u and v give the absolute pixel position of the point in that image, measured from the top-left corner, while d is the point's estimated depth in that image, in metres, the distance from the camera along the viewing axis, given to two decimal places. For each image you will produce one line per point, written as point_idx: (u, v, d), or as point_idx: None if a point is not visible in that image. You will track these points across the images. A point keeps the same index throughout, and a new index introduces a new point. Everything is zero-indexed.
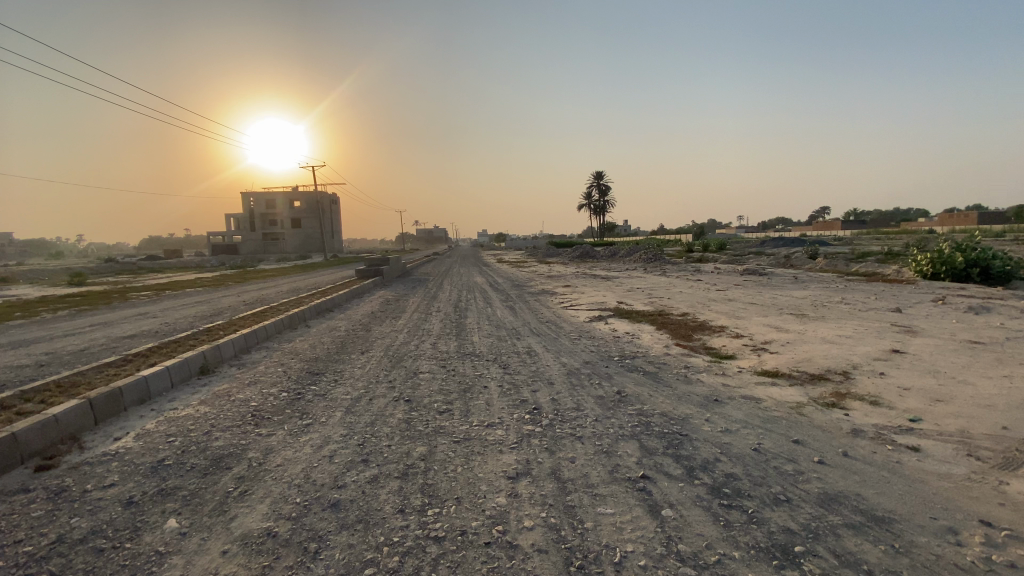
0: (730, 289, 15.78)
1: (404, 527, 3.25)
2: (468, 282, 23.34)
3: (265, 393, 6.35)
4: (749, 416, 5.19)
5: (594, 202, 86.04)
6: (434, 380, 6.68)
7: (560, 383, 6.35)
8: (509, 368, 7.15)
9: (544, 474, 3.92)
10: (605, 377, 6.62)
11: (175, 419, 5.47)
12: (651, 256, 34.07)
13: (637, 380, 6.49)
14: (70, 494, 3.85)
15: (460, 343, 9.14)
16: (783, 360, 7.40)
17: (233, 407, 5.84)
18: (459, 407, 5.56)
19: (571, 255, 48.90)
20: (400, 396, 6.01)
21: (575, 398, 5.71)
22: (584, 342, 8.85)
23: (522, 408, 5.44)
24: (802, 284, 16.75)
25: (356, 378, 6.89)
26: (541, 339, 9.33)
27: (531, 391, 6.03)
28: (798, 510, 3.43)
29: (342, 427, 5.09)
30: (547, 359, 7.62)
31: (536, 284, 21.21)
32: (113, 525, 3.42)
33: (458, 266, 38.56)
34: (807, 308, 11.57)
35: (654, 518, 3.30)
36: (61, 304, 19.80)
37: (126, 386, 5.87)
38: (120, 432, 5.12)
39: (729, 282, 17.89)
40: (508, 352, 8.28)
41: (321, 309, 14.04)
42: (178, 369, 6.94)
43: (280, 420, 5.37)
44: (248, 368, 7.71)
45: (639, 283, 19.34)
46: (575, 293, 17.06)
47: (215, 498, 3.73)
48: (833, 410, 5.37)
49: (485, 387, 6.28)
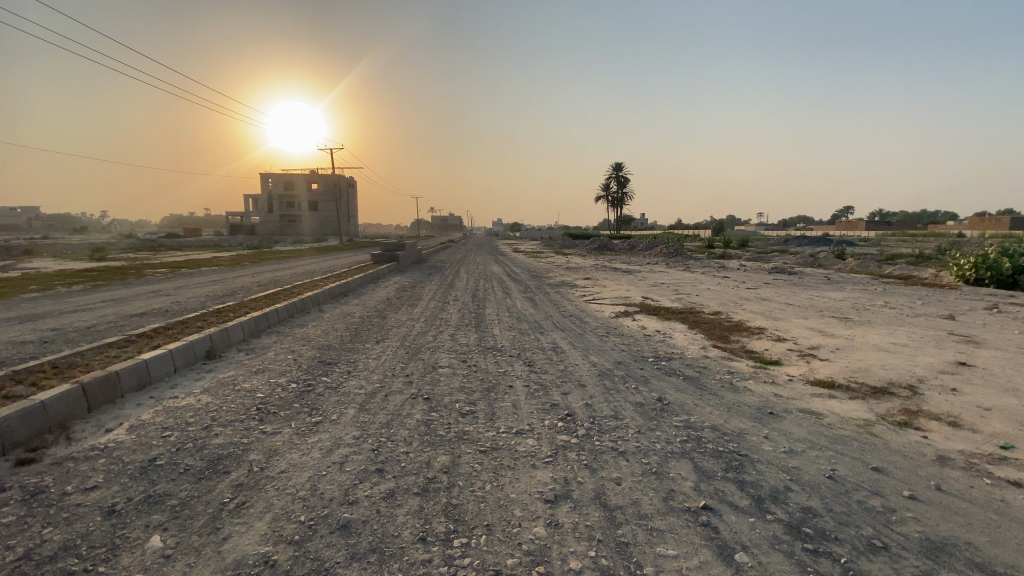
0: (761, 289, 14.91)
1: (427, 561, 2.73)
2: (487, 271, 22.78)
3: (273, 384, 5.87)
4: (813, 436, 4.59)
5: (613, 195, 84.46)
6: (455, 375, 6.16)
7: (593, 385, 5.77)
8: (535, 366, 6.57)
9: (586, 499, 3.36)
10: (641, 380, 6.03)
11: (175, 410, 5.01)
12: (673, 249, 33.18)
13: (677, 385, 5.89)
14: (47, 494, 3.37)
15: (481, 335, 8.59)
16: (837, 368, 6.73)
17: (238, 398, 5.37)
18: (483, 409, 5.00)
19: (589, 247, 48.09)
20: (418, 393, 5.48)
21: (612, 404, 5.13)
22: (613, 340, 8.27)
23: (554, 414, 4.88)
24: (838, 285, 15.91)
25: (371, 370, 6.38)
26: (567, 334, 8.76)
27: (561, 394, 5.46)
28: (902, 562, 2.83)
29: (355, 427, 4.58)
30: (576, 357, 7.05)
31: (557, 276, 20.56)
32: (88, 540, 2.92)
33: (472, 255, 37.86)
34: (849, 311, 10.85)
35: (728, 565, 2.73)
36: (72, 279, 19.55)
37: (124, 370, 5.44)
38: (113, 422, 4.65)
39: (758, 281, 17.04)
40: (532, 348, 7.68)
41: (334, 293, 13.59)
42: (182, 353, 6.49)
43: (287, 416, 4.89)
44: (257, 354, 7.25)
45: (664, 278, 18.61)
46: (596, 286, 16.36)
47: (207, 511, 3.23)
48: (908, 433, 4.76)
49: (511, 386, 5.72)
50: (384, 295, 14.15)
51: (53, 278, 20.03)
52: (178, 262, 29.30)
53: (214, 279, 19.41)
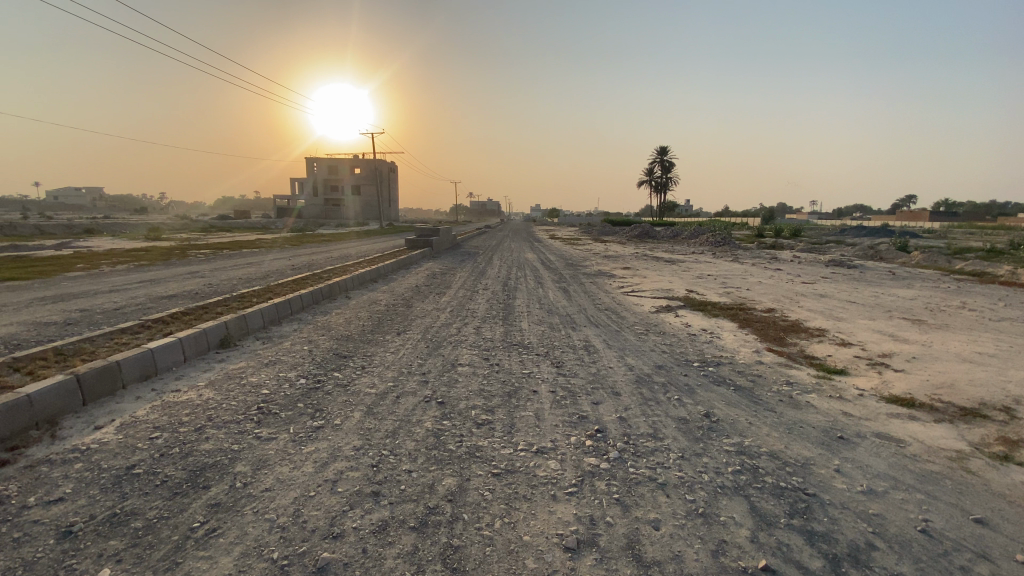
0: (818, 284, 13.65)
1: None
2: (522, 259, 22.08)
3: (280, 378, 5.45)
4: (896, 472, 3.79)
5: (655, 181, 81.85)
6: (475, 376, 5.60)
7: (628, 393, 5.10)
8: (564, 369, 5.92)
9: (616, 548, 2.75)
10: (685, 389, 5.32)
11: (172, 405, 4.68)
12: (719, 238, 31.50)
13: (726, 397, 5.15)
14: (7, 509, 3.05)
15: (508, 329, 8.01)
16: (914, 381, 5.80)
17: (241, 393, 4.99)
18: (502, 418, 4.41)
19: (629, 235, 46.55)
20: (432, 396, 4.94)
21: (650, 420, 4.45)
22: (652, 339, 7.53)
23: (582, 429, 4.25)
24: (905, 282, 14.43)
25: (385, 367, 5.90)
26: (601, 330, 8.07)
27: (592, 403, 4.81)
28: None
29: (357, 434, 4.07)
30: (610, 359, 6.36)
31: (594, 264, 19.68)
32: (30, 571, 2.53)
33: (509, 240, 37.24)
34: (921, 312, 9.66)
35: None
36: (118, 259, 20.17)
37: (126, 360, 5.17)
38: (103, 420, 4.38)
39: (813, 275, 15.65)
40: (562, 346, 7.03)
41: (363, 279, 13.26)
42: (194, 342, 6.21)
43: (287, 417, 4.44)
44: (272, 344, 6.90)
45: (710, 269, 17.48)
46: (635, 277, 15.45)
47: (172, 538, 2.80)
48: (1013, 470, 3.89)
49: (536, 392, 5.12)
50: (414, 282, 13.74)
51: (101, 258, 20.69)
52: (223, 244, 30.06)
53: (250, 261, 19.58)
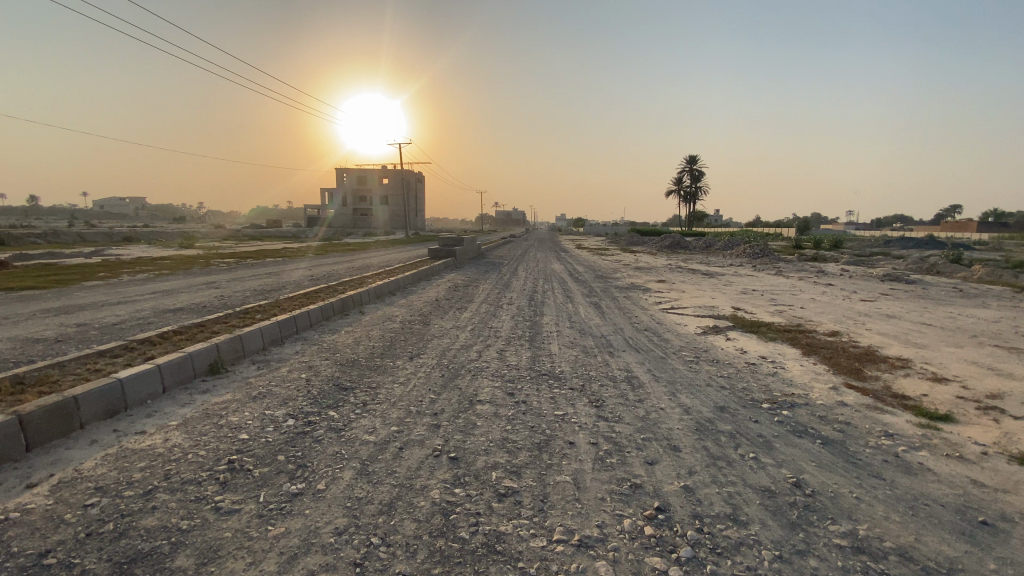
0: (880, 302, 12.26)
1: None
2: (550, 270, 21.12)
3: (267, 417, 4.58)
4: None
5: (685, 190, 79.93)
6: (496, 418, 4.63)
7: (689, 448, 4.06)
8: (605, 410, 4.90)
9: None
10: (759, 442, 4.24)
11: (130, 454, 3.85)
12: (757, 250, 29.90)
13: (815, 456, 4.05)
14: None
15: (536, 354, 7.05)
16: None
17: (215, 439, 4.12)
18: (532, 485, 3.42)
19: (659, 245, 45.01)
20: (443, 448, 3.98)
21: (726, 492, 3.40)
22: (704, 369, 6.44)
23: (637, 505, 3.22)
24: (980, 299, 12.89)
25: (391, 403, 4.99)
26: (644, 357, 7.01)
27: (645, 464, 3.78)
28: None
29: (343, 507, 3.14)
30: (660, 396, 5.33)
31: (626, 277, 18.53)
32: None
33: (534, 250, 36.28)
34: (1017, 338, 8.28)
35: None
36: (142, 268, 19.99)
37: (87, 395, 4.38)
38: (40, 475, 3.54)
39: (871, 291, 14.21)
40: (601, 377, 6.00)
41: (380, 293, 12.48)
42: (176, 369, 5.43)
43: (262, 477, 3.53)
44: (268, 370, 6.08)
45: (753, 283, 16.12)
46: (672, 292, 14.26)
47: None
48: None
49: (572, 444, 4.11)
50: (434, 295, 12.90)
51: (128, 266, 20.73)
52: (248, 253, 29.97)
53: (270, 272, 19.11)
